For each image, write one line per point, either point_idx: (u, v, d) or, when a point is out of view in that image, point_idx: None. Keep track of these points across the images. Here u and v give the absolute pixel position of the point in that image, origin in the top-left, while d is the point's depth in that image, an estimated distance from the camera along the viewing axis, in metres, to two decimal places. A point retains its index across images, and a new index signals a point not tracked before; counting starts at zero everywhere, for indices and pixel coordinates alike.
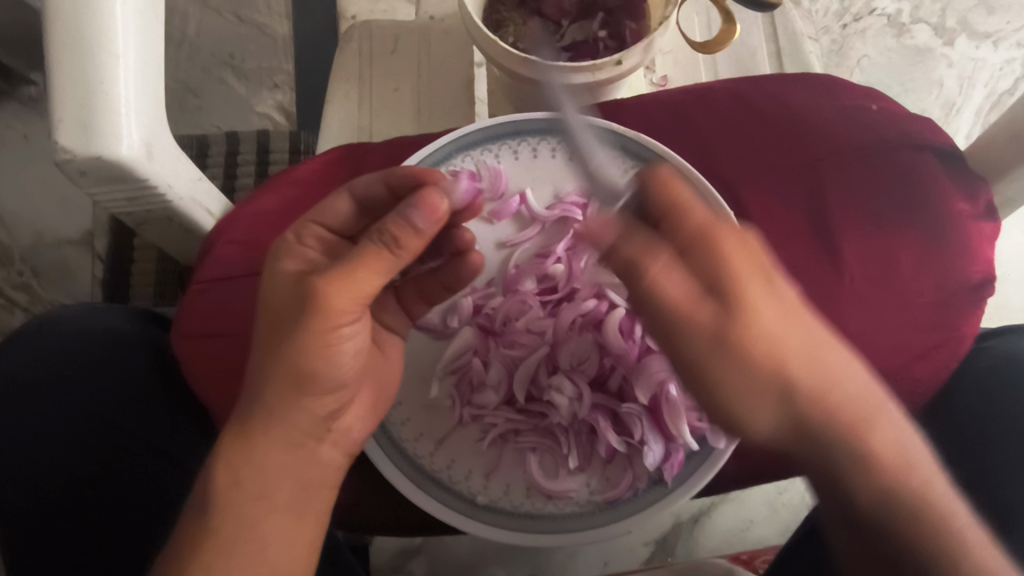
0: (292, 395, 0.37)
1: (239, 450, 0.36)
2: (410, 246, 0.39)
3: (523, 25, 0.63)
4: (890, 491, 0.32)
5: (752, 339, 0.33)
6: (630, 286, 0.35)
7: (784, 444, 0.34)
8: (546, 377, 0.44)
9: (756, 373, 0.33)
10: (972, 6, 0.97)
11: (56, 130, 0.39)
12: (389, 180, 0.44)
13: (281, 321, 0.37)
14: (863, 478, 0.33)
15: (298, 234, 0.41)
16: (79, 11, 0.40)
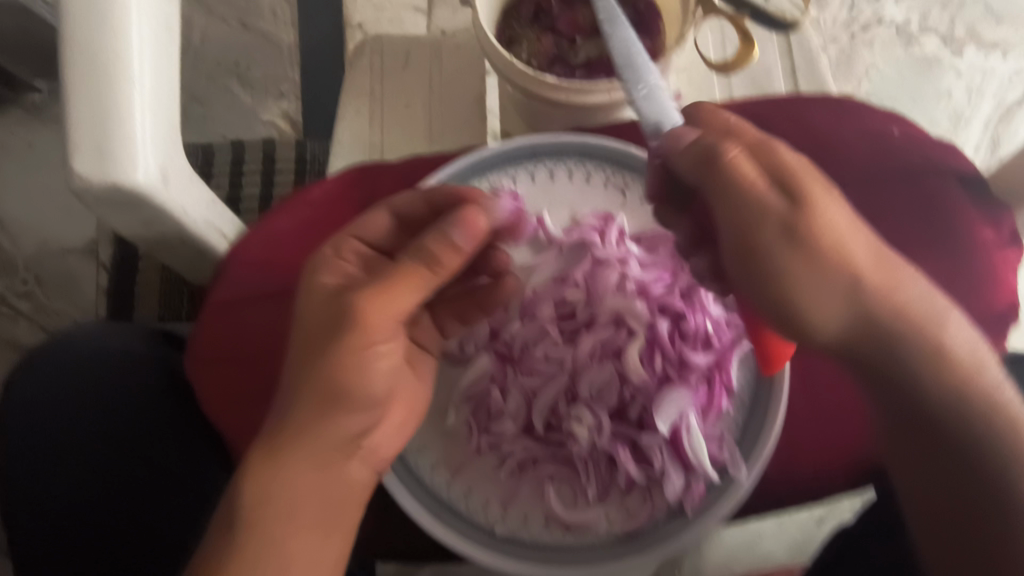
0: (322, 416, 0.37)
1: (266, 468, 0.36)
2: (451, 264, 0.40)
3: (537, 41, 0.62)
4: (949, 379, 0.35)
5: (825, 235, 0.35)
6: (705, 183, 0.37)
7: (861, 344, 0.36)
8: (565, 406, 0.44)
9: (832, 265, 0.35)
10: (979, 16, 1.04)
11: (71, 156, 0.39)
12: (432, 199, 0.45)
13: (315, 339, 0.38)
14: (930, 367, 0.35)
15: (337, 248, 0.41)
16: (95, 36, 0.39)
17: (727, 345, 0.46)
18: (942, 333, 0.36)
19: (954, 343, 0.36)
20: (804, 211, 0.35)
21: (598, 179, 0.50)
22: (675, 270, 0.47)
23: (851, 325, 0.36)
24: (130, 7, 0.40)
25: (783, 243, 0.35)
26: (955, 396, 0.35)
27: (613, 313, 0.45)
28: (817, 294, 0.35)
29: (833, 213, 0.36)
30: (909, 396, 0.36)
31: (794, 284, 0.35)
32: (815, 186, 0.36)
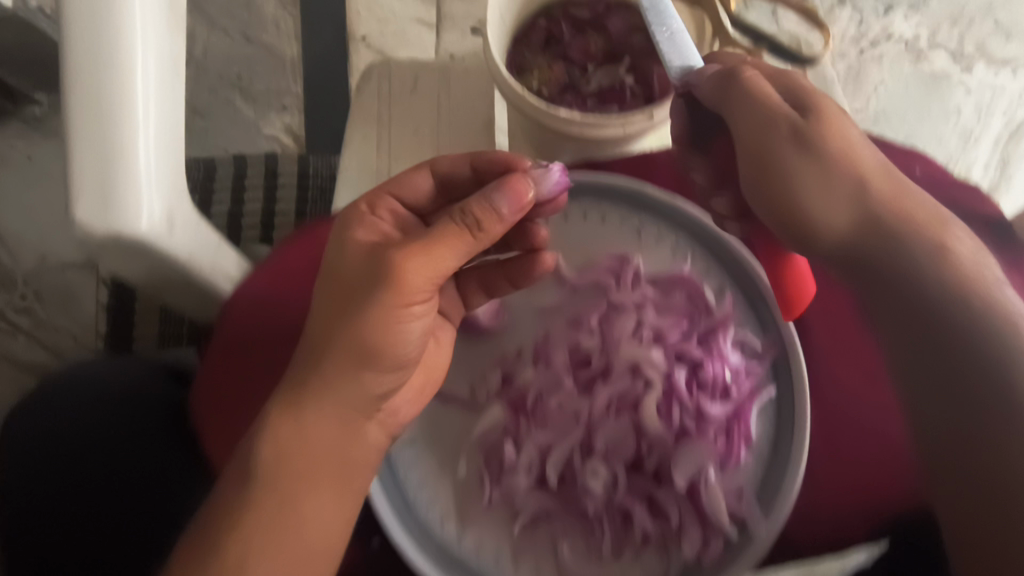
0: (351, 369, 0.39)
1: (292, 412, 0.39)
2: (491, 232, 0.40)
3: (548, 69, 0.61)
4: (933, 258, 0.47)
5: (830, 144, 0.47)
6: (724, 106, 0.48)
7: (861, 240, 0.48)
8: (580, 461, 0.43)
9: (836, 173, 0.47)
10: (989, 32, 1.15)
11: (73, 204, 0.37)
12: (475, 161, 0.49)
13: (349, 294, 0.39)
14: (911, 251, 0.47)
15: (373, 206, 0.45)
16: (100, 79, 0.38)
17: (745, 395, 0.45)
18: (935, 236, 0.48)
19: (940, 242, 0.47)
20: (817, 122, 0.47)
21: (614, 220, 0.49)
22: (691, 315, 0.46)
23: (849, 230, 0.48)
24: (137, 48, 0.39)
25: (794, 144, 0.46)
26: (938, 269, 0.47)
27: (630, 362, 0.44)
28: (820, 191, 0.47)
29: (839, 137, 0.48)
30: (904, 278, 0.47)
31: (802, 181, 0.47)
32: (829, 113, 0.48)
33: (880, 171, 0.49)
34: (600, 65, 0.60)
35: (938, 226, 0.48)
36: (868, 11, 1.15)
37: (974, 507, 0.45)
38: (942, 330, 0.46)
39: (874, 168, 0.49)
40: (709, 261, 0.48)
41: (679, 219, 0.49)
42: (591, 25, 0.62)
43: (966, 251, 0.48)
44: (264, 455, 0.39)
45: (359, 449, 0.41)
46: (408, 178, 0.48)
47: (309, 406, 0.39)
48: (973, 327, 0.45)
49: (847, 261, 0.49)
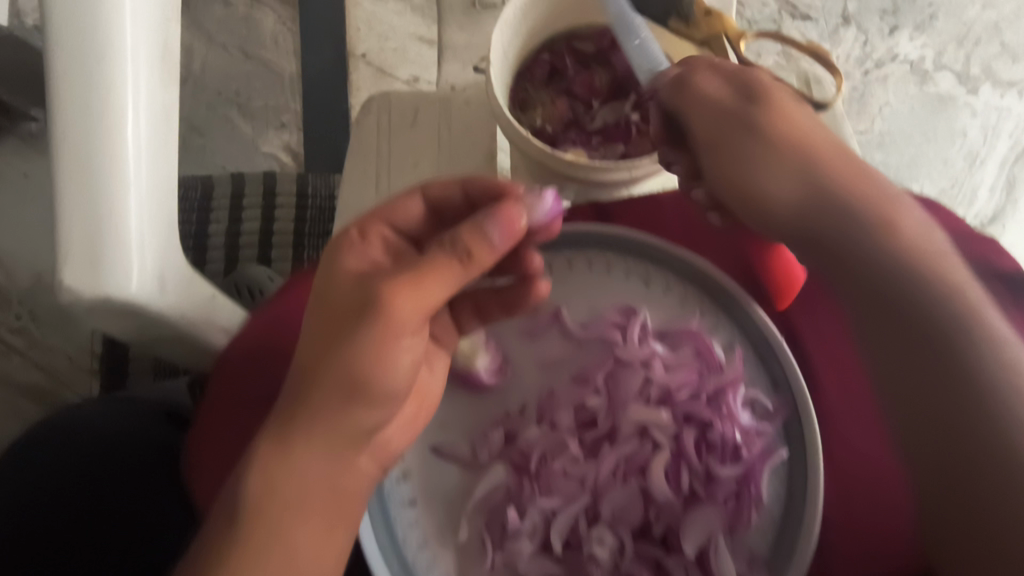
0: (340, 404, 0.38)
1: (276, 455, 0.37)
2: (483, 261, 0.39)
3: (551, 105, 0.59)
4: (875, 225, 0.46)
5: (777, 125, 0.50)
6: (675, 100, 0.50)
7: (801, 216, 0.48)
8: (585, 528, 0.42)
9: (774, 149, 0.49)
10: (996, 53, 1.14)
11: (61, 268, 0.36)
12: (467, 187, 0.47)
13: (339, 325, 0.38)
14: (846, 214, 0.47)
15: (364, 232, 0.42)
16: (89, 138, 0.37)
17: (756, 456, 0.43)
18: (886, 206, 0.47)
19: (890, 212, 0.46)
20: (766, 113, 0.50)
21: (621, 270, 0.48)
22: (701, 372, 0.44)
23: (793, 198, 0.48)
24: (127, 104, 0.38)
25: (733, 135, 0.50)
26: (877, 236, 0.45)
27: (637, 424, 0.43)
28: (766, 164, 0.49)
29: (789, 123, 0.50)
30: (845, 241, 0.46)
31: (748, 159, 0.49)
32: (783, 101, 0.51)
33: (830, 143, 0.50)
34: (604, 102, 0.59)
35: (890, 199, 0.47)
36: (874, 32, 1.13)
37: (938, 484, 0.40)
38: (894, 306, 0.43)
39: (824, 142, 0.50)
40: (719, 317, 0.47)
41: (689, 271, 0.47)
42: (596, 60, 0.61)
43: (916, 224, 0.47)
44: (251, 498, 0.36)
45: (351, 487, 0.40)
46: (401, 204, 0.45)
47: (298, 435, 0.37)
48: (932, 314, 0.42)
49: (794, 238, 0.49)
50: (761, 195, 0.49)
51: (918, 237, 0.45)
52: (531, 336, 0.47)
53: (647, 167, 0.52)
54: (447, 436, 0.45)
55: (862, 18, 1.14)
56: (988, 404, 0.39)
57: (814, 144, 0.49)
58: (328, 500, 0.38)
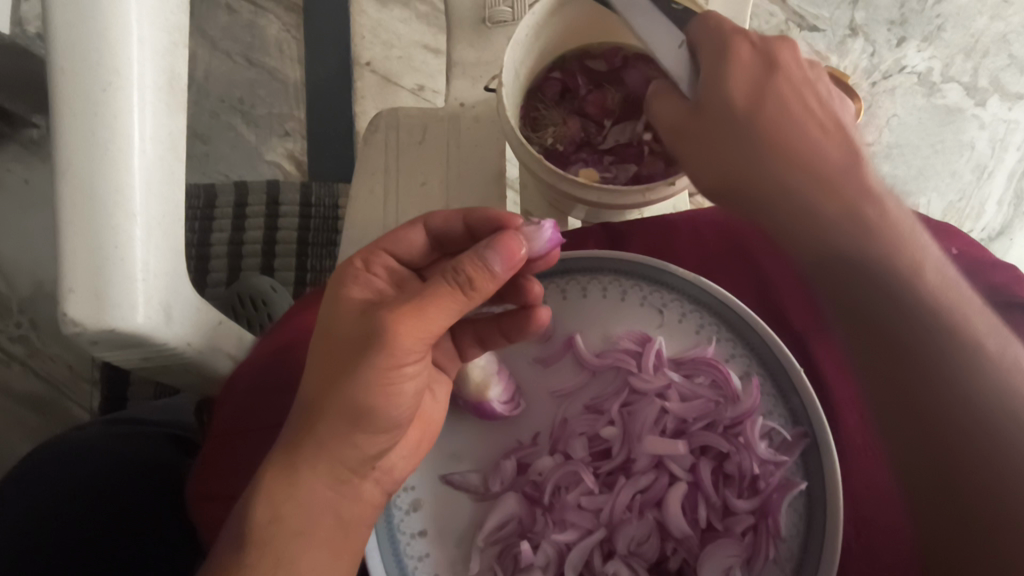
0: (344, 433, 0.37)
1: (281, 482, 0.36)
2: (483, 289, 0.38)
3: (563, 125, 0.58)
4: (826, 199, 0.45)
5: (732, 86, 0.46)
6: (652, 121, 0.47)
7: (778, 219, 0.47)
8: (601, 561, 0.41)
9: (735, 123, 0.46)
10: (1005, 65, 1.13)
11: (64, 299, 0.35)
12: (469, 221, 0.47)
13: (342, 355, 0.37)
14: (799, 193, 0.46)
15: (369, 262, 0.43)
16: (94, 167, 0.36)
17: (773, 489, 0.41)
18: (829, 169, 0.46)
19: (835, 176, 0.46)
20: (729, 81, 0.45)
21: (635, 297, 0.47)
22: (717, 402, 0.43)
23: (740, 178, 0.46)
24: (133, 133, 0.37)
25: (690, 118, 0.46)
26: (833, 213, 0.45)
27: (653, 456, 0.43)
28: (724, 147, 0.46)
29: (744, 84, 0.46)
30: (792, 216, 0.46)
31: (703, 142, 0.46)
32: (744, 56, 0.46)
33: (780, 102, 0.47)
34: (616, 122, 0.59)
35: (833, 147, 0.47)
36: (881, 43, 1.13)
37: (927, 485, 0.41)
38: (872, 295, 0.44)
39: (776, 92, 0.47)
40: (735, 341, 0.45)
41: (704, 298, 0.46)
42: (607, 79, 0.60)
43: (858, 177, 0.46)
44: (256, 520, 0.35)
45: (356, 511, 0.39)
46: (404, 233, 0.45)
47: (303, 466, 0.36)
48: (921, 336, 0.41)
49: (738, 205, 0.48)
50: (718, 175, 0.47)
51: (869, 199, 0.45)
52: (544, 363, 0.47)
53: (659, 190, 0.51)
54: (458, 465, 0.45)
55: (869, 29, 1.13)
56: (973, 419, 0.39)
57: (767, 103, 0.47)
58: (333, 529, 0.37)
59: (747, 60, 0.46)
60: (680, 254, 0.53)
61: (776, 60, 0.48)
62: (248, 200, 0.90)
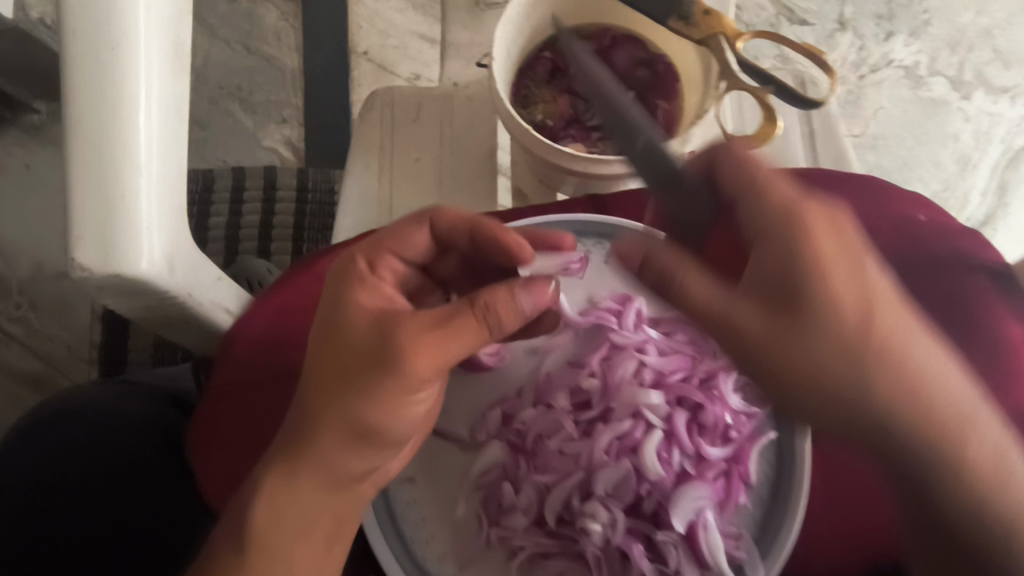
0: (347, 445, 0.39)
1: (283, 486, 0.39)
2: (508, 327, 0.39)
3: (552, 102, 0.60)
4: (948, 419, 0.38)
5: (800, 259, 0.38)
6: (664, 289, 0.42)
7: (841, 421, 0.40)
8: (579, 503, 0.43)
9: (841, 341, 0.38)
10: (989, 59, 1.15)
11: (74, 246, 0.37)
12: (475, 235, 0.46)
13: (352, 368, 0.38)
14: (922, 413, 0.37)
15: (373, 264, 0.43)
16: (104, 123, 0.38)
17: (745, 438, 0.45)
18: (940, 385, 0.38)
19: (958, 414, 0.38)
20: (816, 278, 0.38)
21: (617, 260, 0.49)
22: (693, 356, 0.46)
23: (850, 399, 0.38)
24: (139, 90, 0.38)
25: (781, 326, 0.39)
26: (953, 438, 0.37)
27: (631, 406, 0.44)
28: (829, 366, 0.38)
29: (841, 279, 0.38)
30: (856, 412, 0.39)
31: (808, 360, 0.38)
32: (827, 242, 0.38)
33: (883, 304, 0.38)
34: None
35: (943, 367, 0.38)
36: (869, 37, 1.15)
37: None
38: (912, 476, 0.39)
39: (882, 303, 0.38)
40: None
41: None
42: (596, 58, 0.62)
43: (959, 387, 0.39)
44: (256, 520, 0.39)
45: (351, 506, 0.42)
46: (409, 235, 0.45)
47: (304, 475, 0.39)
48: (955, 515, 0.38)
49: (836, 429, 0.41)
50: (819, 400, 0.39)
51: (974, 410, 0.38)
52: None
53: None
54: (445, 417, 0.47)
55: (858, 23, 1.16)
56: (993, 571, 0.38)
57: (876, 307, 0.38)
58: (332, 522, 0.41)
59: (833, 247, 0.38)
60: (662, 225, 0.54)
61: (862, 253, 0.39)
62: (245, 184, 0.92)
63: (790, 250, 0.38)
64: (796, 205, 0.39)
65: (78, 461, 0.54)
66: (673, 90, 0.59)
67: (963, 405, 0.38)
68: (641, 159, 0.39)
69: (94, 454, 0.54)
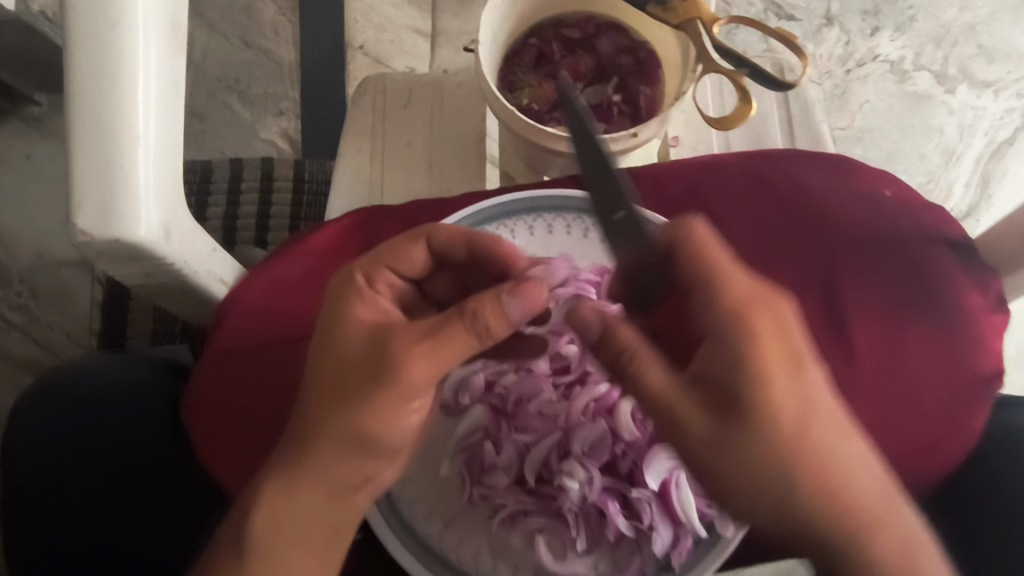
0: (346, 455, 0.40)
1: (284, 494, 0.40)
2: (500, 333, 0.40)
3: (538, 87, 0.62)
4: (863, 510, 0.38)
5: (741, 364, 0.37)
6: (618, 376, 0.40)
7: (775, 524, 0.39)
8: (557, 461, 0.45)
9: (777, 442, 0.37)
10: (972, 54, 1.17)
11: (75, 212, 0.39)
12: (473, 249, 0.46)
13: (351, 379, 0.39)
14: (836, 509, 0.38)
15: (371, 278, 0.43)
16: (104, 96, 0.40)
17: None
18: (856, 479, 0.39)
19: (873, 506, 0.39)
20: (758, 381, 0.37)
21: (596, 233, 0.52)
22: None
23: (776, 495, 0.38)
24: (138, 65, 0.41)
25: (727, 429, 0.38)
26: (865, 530, 0.38)
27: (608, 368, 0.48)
28: (766, 466, 0.38)
29: (781, 382, 0.37)
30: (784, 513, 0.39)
31: (753, 457, 0.38)
32: (770, 342, 0.38)
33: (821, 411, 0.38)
34: (589, 85, 0.62)
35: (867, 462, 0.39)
36: (855, 32, 1.17)
37: None
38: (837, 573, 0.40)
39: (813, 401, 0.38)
40: None
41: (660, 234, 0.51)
42: (581, 45, 0.63)
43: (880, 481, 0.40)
44: (257, 528, 0.40)
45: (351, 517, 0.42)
46: (403, 248, 0.45)
47: (302, 482, 0.39)
48: None
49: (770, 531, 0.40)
50: (751, 496, 0.39)
51: (888, 494, 0.39)
52: None
53: (623, 143, 0.55)
54: None
55: (844, 18, 1.18)
56: None
57: (809, 407, 0.38)
58: (330, 530, 0.41)
59: (777, 349, 0.38)
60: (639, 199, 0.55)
61: (804, 354, 0.38)
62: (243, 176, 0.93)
63: (733, 352, 0.37)
64: (746, 302, 0.38)
65: (90, 442, 0.53)
66: (655, 76, 0.62)
67: (882, 482, 0.39)
68: (612, 235, 0.40)
69: (106, 434, 0.54)
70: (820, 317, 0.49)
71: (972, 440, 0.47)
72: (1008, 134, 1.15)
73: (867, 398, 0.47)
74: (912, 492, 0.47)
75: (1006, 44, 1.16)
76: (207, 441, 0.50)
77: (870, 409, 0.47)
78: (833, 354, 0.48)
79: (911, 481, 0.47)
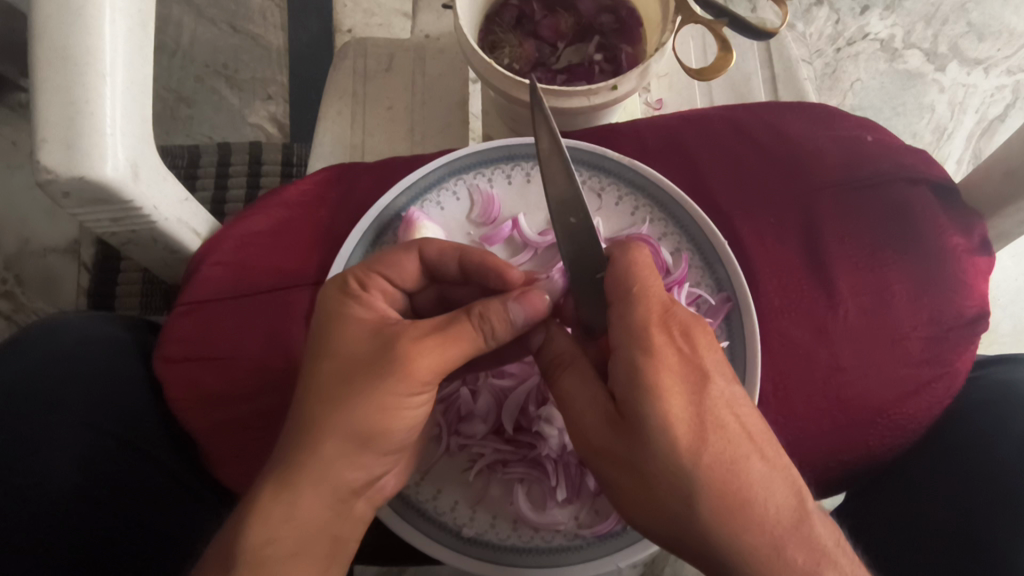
0: (351, 453, 0.37)
1: (282, 505, 0.35)
2: (504, 336, 0.39)
3: (519, 46, 0.60)
4: (756, 534, 0.34)
5: (650, 367, 0.35)
6: (566, 375, 0.40)
7: (677, 528, 0.36)
8: (535, 408, 0.47)
9: (670, 456, 0.34)
10: (962, 32, 1.07)
11: (40, 149, 0.38)
12: (465, 259, 0.45)
13: (358, 376, 0.37)
14: (734, 523, 0.34)
15: (363, 283, 0.41)
16: (67, 29, 0.39)
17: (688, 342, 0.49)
18: (757, 497, 0.34)
19: (774, 527, 0.34)
20: (679, 381, 0.36)
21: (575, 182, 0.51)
22: None
23: (673, 500, 0.35)
24: (104, 2, 0.40)
25: (625, 440, 0.36)
26: (765, 559, 0.34)
27: None
28: (659, 480, 0.35)
29: (676, 397, 0.35)
30: (669, 518, 0.36)
31: (648, 472, 0.35)
32: (667, 359, 0.36)
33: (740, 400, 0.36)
34: (569, 44, 0.61)
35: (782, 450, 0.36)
36: (845, 11, 1.09)
37: None
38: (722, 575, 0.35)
39: (710, 419, 0.35)
40: (667, 223, 0.50)
41: (640, 181, 0.50)
42: (561, 4, 0.61)
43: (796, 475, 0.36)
44: (250, 541, 0.35)
45: (348, 529, 0.38)
46: (397, 258, 0.43)
47: (305, 483, 0.36)
48: None
49: (666, 546, 0.37)
50: (645, 505, 0.36)
51: (794, 520, 0.34)
52: (486, 243, 0.52)
53: (603, 96, 0.53)
54: None
55: None
56: None
57: (718, 416, 0.35)
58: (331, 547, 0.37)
59: (675, 366, 0.36)
60: (624, 150, 0.55)
61: (710, 373, 0.36)
62: (231, 159, 0.92)
63: (642, 360, 0.36)
64: (651, 323, 0.37)
65: (81, 432, 0.49)
66: (637, 36, 0.60)
67: (789, 498, 0.35)
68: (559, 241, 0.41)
69: (96, 424, 0.50)
70: (801, 266, 0.50)
71: (956, 384, 0.48)
72: (998, 111, 1.05)
73: (849, 341, 0.48)
74: (897, 439, 0.47)
75: (997, 22, 1.07)
76: (186, 398, 0.49)
77: (854, 352, 0.48)
78: (816, 300, 0.49)
79: (897, 429, 0.47)
